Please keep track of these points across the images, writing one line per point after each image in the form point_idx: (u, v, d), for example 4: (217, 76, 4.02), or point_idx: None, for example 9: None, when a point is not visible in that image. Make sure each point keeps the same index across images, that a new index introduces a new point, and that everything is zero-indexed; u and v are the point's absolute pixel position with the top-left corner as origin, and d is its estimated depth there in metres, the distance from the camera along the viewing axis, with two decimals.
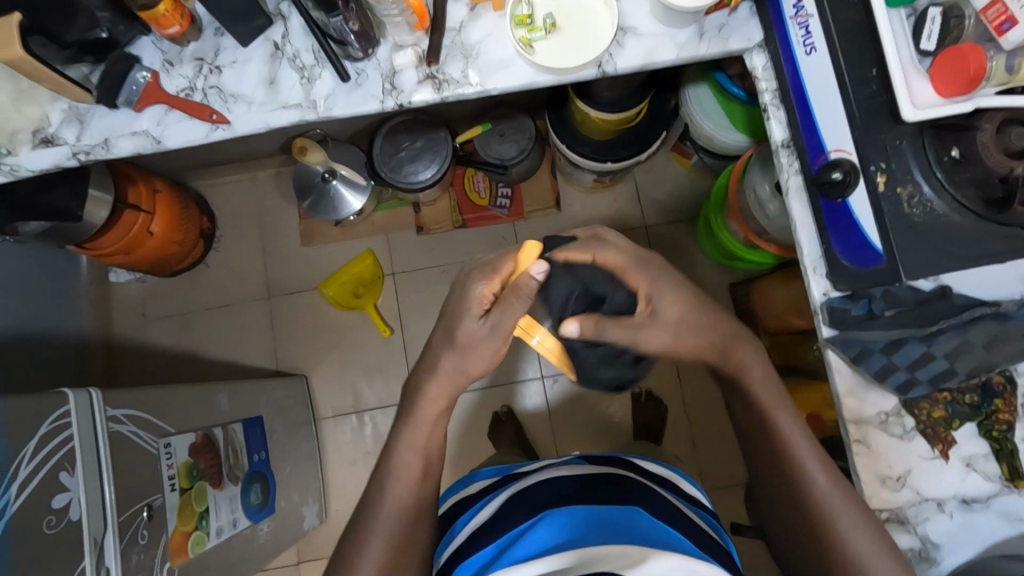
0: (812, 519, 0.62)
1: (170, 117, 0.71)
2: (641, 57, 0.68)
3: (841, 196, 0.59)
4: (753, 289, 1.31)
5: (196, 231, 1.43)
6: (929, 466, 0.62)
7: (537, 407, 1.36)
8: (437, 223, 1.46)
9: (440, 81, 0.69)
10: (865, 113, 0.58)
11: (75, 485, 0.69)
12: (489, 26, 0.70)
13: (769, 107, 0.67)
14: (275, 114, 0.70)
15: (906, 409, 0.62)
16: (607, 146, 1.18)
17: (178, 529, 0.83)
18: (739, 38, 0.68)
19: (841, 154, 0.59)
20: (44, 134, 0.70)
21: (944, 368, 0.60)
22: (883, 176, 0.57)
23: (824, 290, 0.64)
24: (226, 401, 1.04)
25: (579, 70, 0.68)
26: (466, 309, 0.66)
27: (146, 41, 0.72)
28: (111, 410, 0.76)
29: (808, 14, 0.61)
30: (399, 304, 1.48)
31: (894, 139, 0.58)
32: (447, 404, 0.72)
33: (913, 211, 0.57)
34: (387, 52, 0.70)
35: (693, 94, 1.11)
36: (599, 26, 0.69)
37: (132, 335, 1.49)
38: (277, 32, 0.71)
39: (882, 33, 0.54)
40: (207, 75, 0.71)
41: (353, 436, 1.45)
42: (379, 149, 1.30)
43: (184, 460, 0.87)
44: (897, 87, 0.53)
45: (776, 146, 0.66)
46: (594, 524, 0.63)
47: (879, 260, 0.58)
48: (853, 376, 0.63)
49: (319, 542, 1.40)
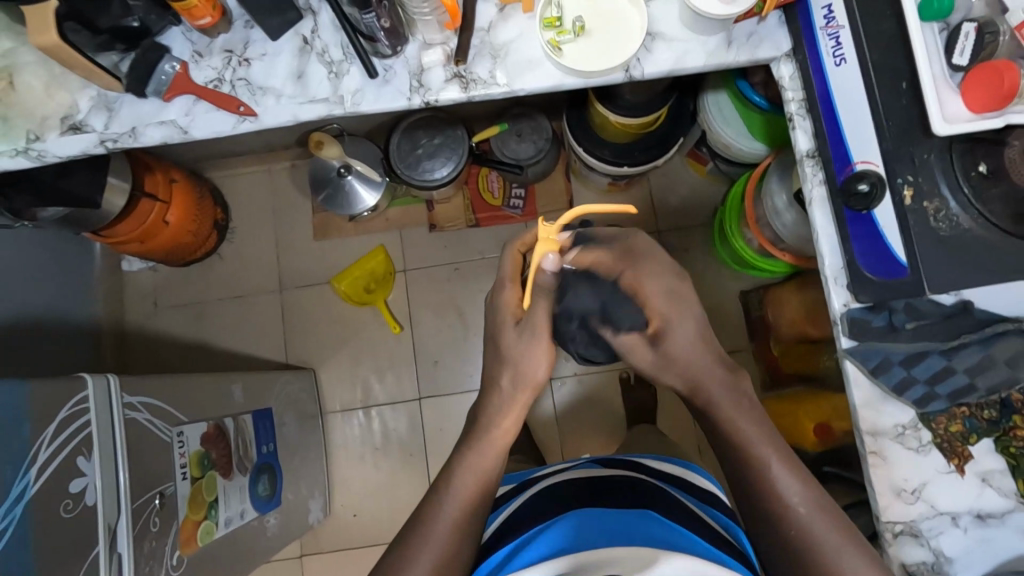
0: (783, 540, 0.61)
1: (198, 107, 0.71)
2: (670, 63, 0.69)
3: (868, 208, 0.59)
4: (766, 297, 1.31)
5: (210, 221, 1.43)
6: (945, 480, 0.62)
7: (545, 407, 1.36)
8: (450, 220, 1.47)
9: (467, 81, 0.70)
10: (894, 126, 0.58)
11: (91, 470, 0.69)
12: (518, 27, 0.70)
13: (795, 116, 0.66)
14: (303, 107, 0.71)
15: (923, 423, 0.62)
16: (626, 150, 1.17)
17: (188, 517, 0.84)
18: (767, 47, 0.68)
19: (867, 166, 0.59)
20: (72, 121, 0.70)
21: (963, 382, 0.60)
22: (910, 190, 0.58)
23: (844, 302, 0.63)
24: (240, 392, 1.05)
25: (606, 74, 0.68)
26: (500, 321, 0.66)
27: (176, 32, 0.72)
28: (128, 396, 0.77)
29: (839, 25, 0.61)
30: (409, 301, 1.49)
31: (924, 153, 0.58)
32: (487, 431, 0.69)
33: (940, 224, 0.58)
34: (415, 50, 0.70)
35: (712, 100, 1.12)
36: (628, 29, 0.69)
37: (144, 323, 1.49)
38: (307, 27, 0.72)
39: (915, 47, 0.53)
40: (235, 67, 0.71)
41: (360, 432, 1.45)
42: (397, 145, 1.30)
43: (195, 450, 0.88)
44: (930, 100, 0.53)
45: (800, 156, 0.65)
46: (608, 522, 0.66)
47: (903, 272, 0.59)
48: (870, 388, 0.63)
49: (323, 536, 1.40)
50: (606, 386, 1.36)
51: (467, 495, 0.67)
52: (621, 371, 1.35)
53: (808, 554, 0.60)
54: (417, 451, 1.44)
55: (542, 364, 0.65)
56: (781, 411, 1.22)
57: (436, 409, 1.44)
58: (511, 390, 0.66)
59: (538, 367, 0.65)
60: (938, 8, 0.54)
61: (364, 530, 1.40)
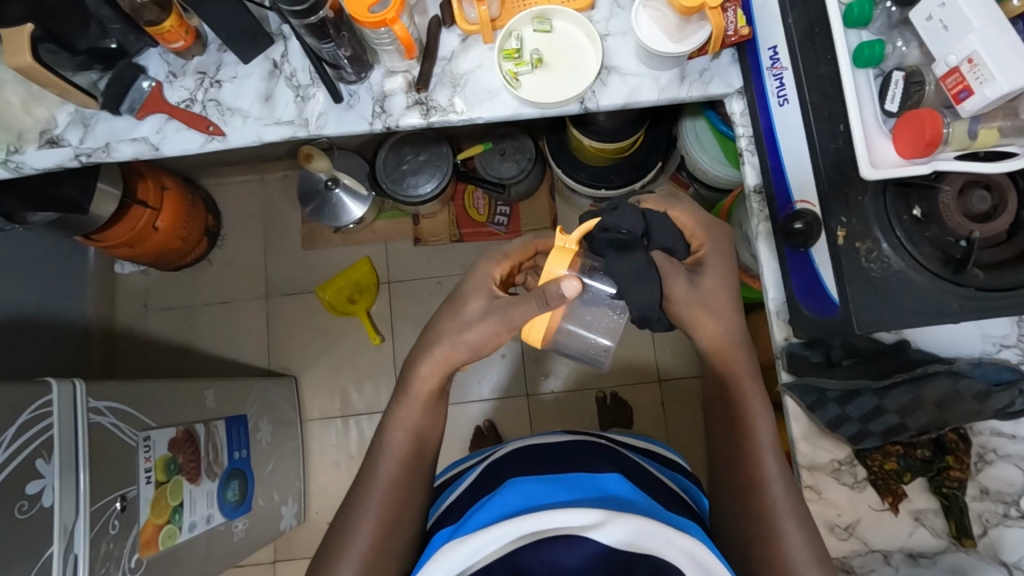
0: (757, 537, 0.59)
1: (169, 126, 0.74)
2: (623, 96, 0.70)
3: (805, 245, 0.61)
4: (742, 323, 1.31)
5: (201, 228, 1.47)
6: (876, 517, 0.63)
7: (519, 422, 1.37)
8: (434, 235, 1.49)
9: (428, 107, 0.72)
10: (830, 168, 0.59)
11: (50, 472, 0.72)
12: (479, 57, 0.72)
13: (744, 152, 0.70)
14: (268, 129, 0.73)
15: (859, 459, 0.63)
16: (603, 172, 1.20)
17: (150, 520, 0.86)
18: (719, 84, 0.70)
19: (805, 206, 0.62)
20: (50, 135, 0.74)
21: (894, 422, 0.60)
22: (844, 231, 0.58)
23: (785, 335, 0.67)
24: (213, 398, 1.07)
25: (561, 105, 0.70)
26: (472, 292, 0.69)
27: (153, 53, 0.75)
28: (94, 401, 0.79)
29: (783, 66, 0.62)
30: (391, 312, 1.51)
31: (858, 195, 0.58)
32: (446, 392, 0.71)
33: (871, 265, 0.58)
34: (379, 76, 0.73)
35: (690, 126, 1.11)
36: (584, 64, 0.71)
37: (133, 325, 1.52)
38: (277, 51, 0.74)
39: (847, 93, 0.55)
40: (207, 88, 0.74)
41: (338, 439, 1.47)
42: (383, 161, 1.32)
43: (162, 454, 0.90)
44: (859, 145, 0.54)
45: (748, 191, 0.70)
46: (562, 490, 0.64)
47: (835, 311, 0.60)
48: (807, 422, 0.64)
49: (296, 542, 1.42)
50: (583, 404, 1.37)
51: (409, 454, 0.67)
52: (599, 392, 1.37)
53: (769, 546, 0.58)
54: None
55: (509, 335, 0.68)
56: None
57: None
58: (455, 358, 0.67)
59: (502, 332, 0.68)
60: (870, 56, 0.55)
61: None
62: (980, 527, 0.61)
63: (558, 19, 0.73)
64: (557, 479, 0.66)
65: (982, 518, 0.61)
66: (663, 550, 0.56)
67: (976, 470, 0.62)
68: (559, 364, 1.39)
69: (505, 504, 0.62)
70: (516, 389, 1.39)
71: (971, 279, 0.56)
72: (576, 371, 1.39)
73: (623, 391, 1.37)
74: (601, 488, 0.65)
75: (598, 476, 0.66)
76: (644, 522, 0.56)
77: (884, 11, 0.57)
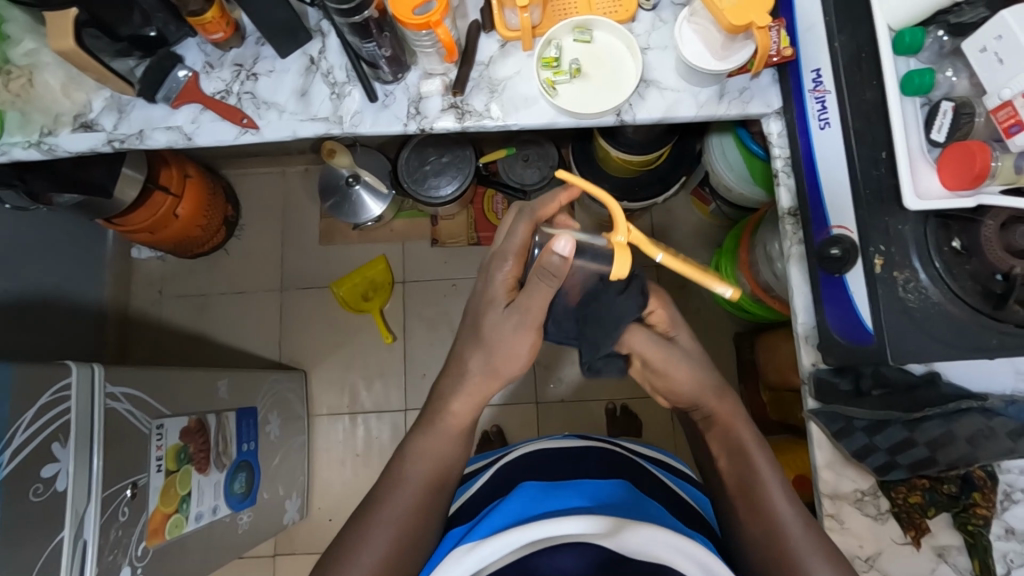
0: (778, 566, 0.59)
1: (204, 116, 0.74)
2: (660, 111, 0.70)
3: (840, 271, 0.60)
4: (757, 342, 1.31)
5: (220, 217, 1.47)
6: (898, 551, 0.62)
7: (527, 430, 1.36)
8: (453, 237, 1.49)
9: (463, 111, 0.72)
10: (869, 194, 0.58)
11: (66, 456, 0.71)
12: (517, 64, 0.72)
13: (780, 173, 0.69)
14: (303, 124, 0.73)
15: (883, 491, 0.62)
16: (627, 184, 1.20)
17: (158, 509, 0.85)
18: (758, 103, 0.69)
19: (842, 231, 0.61)
20: (85, 119, 0.74)
21: (922, 455, 0.60)
22: (881, 259, 0.57)
23: (812, 360, 0.65)
24: (225, 388, 1.07)
25: (597, 116, 0.70)
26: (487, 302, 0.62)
27: (192, 43, 0.75)
28: (111, 387, 0.79)
29: (825, 90, 0.62)
30: (405, 312, 1.51)
31: (898, 224, 0.58)
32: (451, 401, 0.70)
33: (908, 295, 0.57)
34: (416, 78, 0.73)
35: (717, 142, 1.10)
36: (622, 76, 0.71)
37: (147, 311, 1.53)
38: (315, 47, 0.74)
39: (894, 120, 0.54)
40: (244, 80, 0.74)
41: (345, 436, 1.47)
42: (405, 160, 1.32)
43: (174, 443, 0.90)
44: (904, 174, 0.54)
45: (781, 213, 0.68)
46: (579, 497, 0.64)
47: (869, 339, 0.59)
48: (831, 450, 0.64)
49: (297, 537, 1.42)
50: (592, 415, 1.36)
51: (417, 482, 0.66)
52: (609, 403, 1.36)
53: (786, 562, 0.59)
54: None
55: (518, 352, 0.62)
56: None
57: None
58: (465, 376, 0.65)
59: (515, 355, 0.62)
60: (920, 84, 0.54)
61: None
62: (1004, 566, 0.60)
63: (599, 30, 0.72)
64: (566, 487, 0.66)
65: (1007, 557, 0.61)
66: (668, 556, 0.55)
67: (1002, 508, 0.61)
68: (570, 373, 1.38)
69: (518, 510, 0.61)
70: (526, 396, 1.38)
71: (1012, 315, 0.55)
72: (587, 382, 1.38)
73: (634, 405, 1.36)
74: (607, 496, 0.65)
75: (605, 486, 0.67)
76: (655, 531, 0.55)
77: (936, 40, 0.57)
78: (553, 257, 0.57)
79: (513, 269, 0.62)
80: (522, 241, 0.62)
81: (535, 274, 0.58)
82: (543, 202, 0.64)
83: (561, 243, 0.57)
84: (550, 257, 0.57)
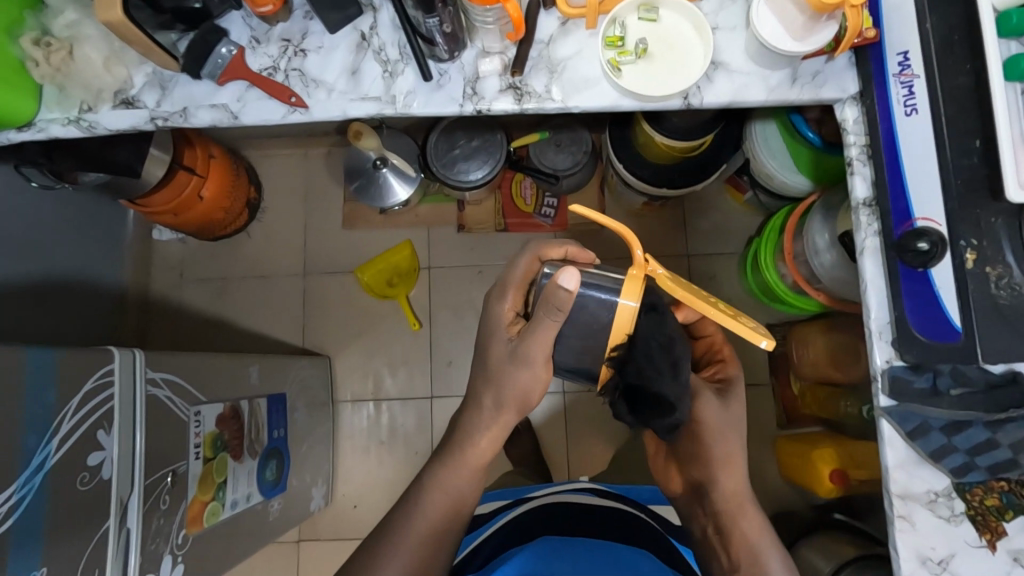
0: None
1: (250, 94, 0.71)
2: (729, 94, 0.67)
3: (925, 266, 0.57)
4: (790, 334, 1.29)
5: (243, 199, 1.44)
6: (972, 554, 0.60)
7: (555, 420, 1.35)
8: (479, 223, 1.47)
9: (522, 92, 0.69)
10: (962, 184, 0.56)
11: (110, 444, 0.69)
12: (579, 43, 0.69)
13: (854, 161, 0.65)
14: (354, 104, 0.70)
15: (958, 493, 0.60)
16: (665, 171, 1.17)
17: (197, 497, 0.84)
18: (833, 88, 0.66)
19: (927, 223, 0.58)
20: (125, 96, 0.71)
21: (1006, 457, 0.58)
22: (973, 253, 0.55)
23: (886, 358, 0.62)
24: (256, 374, 1.05)
25: (664, 99, 0.67)
26: (494, 335, 0.70)
27: (236, 16, 0.72)
28: (152, 372, 0.77)
29: (914, 74, 0.59)
30: (430, 299, 1.49)
31: (990, 216, 0.55)
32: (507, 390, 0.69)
33: (1000, 292, 0.55)
34: (472, 57, 0.70)
35: (760, 130, 1.06)
36: (691, 58, 0.68)
37: (167, 294, 1.50)
38: (366, 23, 0.71)
39: (998, 106, 0.51)
40: (291, 57, 0.71)
41: (369, 423, 1.45)
42: (434, 143, 1.28)
43: (211, 430, 0.88)
44: (1006, 164, 0.51)
45: (856, 203, 0.65)
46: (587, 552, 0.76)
47: (956, 337, 0.56)
48: (905, 450, 0.61)
49: (321, 524, 1.41)
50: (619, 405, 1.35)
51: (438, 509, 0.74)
52: None
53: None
54: (423, 448, 1.44)
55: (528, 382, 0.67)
56: (796, 451, 1.20)
57: (446, 409, 1.44)
58: (495, 409, 0.72)
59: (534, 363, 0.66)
60: None
61: (362, 523, 1.40)
62: None
63: (665, 9, 0.69)
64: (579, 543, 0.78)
65: None
66: None
67: None
68: None
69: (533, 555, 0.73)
70: (553, 385, 1.36)
71: None
72: None
73: None
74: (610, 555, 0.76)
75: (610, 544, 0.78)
76: None
77: None
78: (560, 290, 0.58)
79: (514, 302, 0.71)
80: (523, 274, 0.69)
81: (540, 307, 0.60)
82: (550, 245, 0.69)
83: (567, 278, 0.58)
84: (553, 292, 0.58)
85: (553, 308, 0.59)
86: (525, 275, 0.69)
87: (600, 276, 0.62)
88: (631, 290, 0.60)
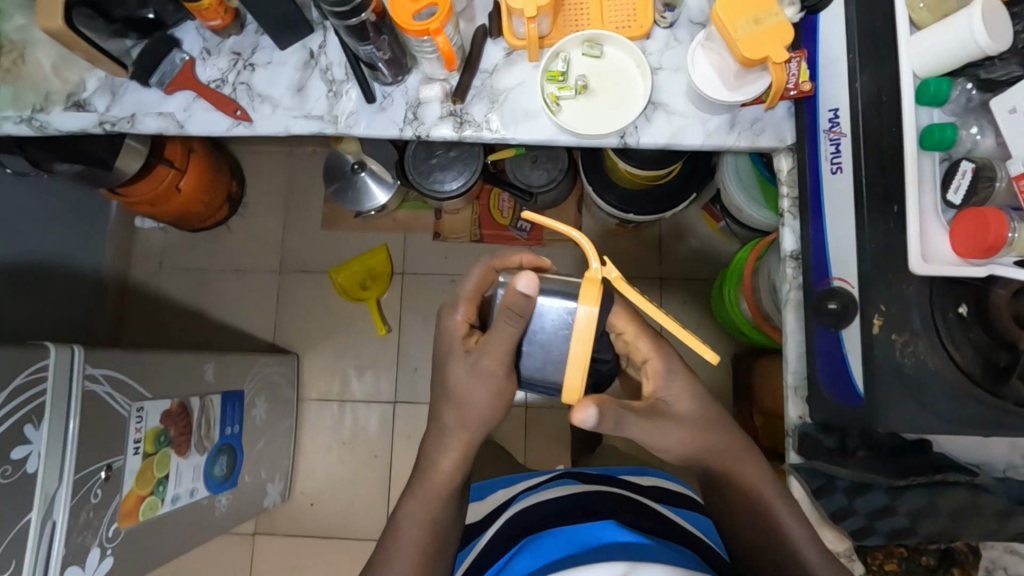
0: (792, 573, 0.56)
1: (197, 105, 0.72)
2: (667, 136, 0.67)
3: (835, 326, 0.58)
4: (755, 366, 1.28)
5: (224, 193, 1.46)
6: None
7: (514, 434, 1.35)
8: (455, 232, 1.47)
9: (462, 120, 0.69)
10: (877, 248, 0.55)
11: (37, 439, 0.72)
12: (522, 75, 0.69)
13: (786, 214, 0.66)
14: (297, 121, 0.71)
15: (859, 554, 0.61)
16: (634, 197, 1.16)
17: (133, 491, 0.85)
18: (769, 136, 0.66)
19: (842, 283, 0.58)
20: (76, 98, 0.72)
21: (902, 525, 0.58)
22: (881, 320, 0.54)
23: (799, 413, 0.63)
24: (212, 371, 1.07)
25: (600, 137, 0.67)
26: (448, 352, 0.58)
27: (190, 26, 0.73)
28: (91, 369, 0.79)
29: (841, 132, 0.58)
30: (401, 304, 1.49)
31: (902, 283, 0.54)
32: None
33: (904, 360, 0.53)
34: (416, 81, 0.70)
35: (731, 161, 1.05)
36: (631, 96, 0.68)
37: (146, 282, 1.53)
38: (315, 41, 0.72)
39: (909, 176, 0.51)
40: (240, 70, 0.72)
41: (333, 423, 1.47)
42: (412, 152, 1.28)
43: (153, 426, 0.89)
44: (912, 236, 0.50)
45: (784, 255, 0.66)
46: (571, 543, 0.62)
47: (858, 402, 0.56)
48: (810, 507, 0.61)
49: (279, 519, 1.43)
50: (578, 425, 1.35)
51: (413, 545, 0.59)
52: None
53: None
54: (383, 452, 1.45)
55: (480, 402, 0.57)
56: None
57: (409, 415, 1.45)
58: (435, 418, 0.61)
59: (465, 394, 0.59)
60: (940, 139, 0.51)
61: (318, 522, 1.42)
62: None
63: (609, 45, 0.69)
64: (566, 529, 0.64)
65: None
66: None
67: None
68: None
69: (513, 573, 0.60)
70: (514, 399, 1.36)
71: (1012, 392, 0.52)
72: None
73: None
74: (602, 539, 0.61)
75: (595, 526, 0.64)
76: None
77: (964, 92, 0.54)
78: (519, 295, 0.52)
79: (467, 313, 0.59)
80: (475, 285, 0.58)
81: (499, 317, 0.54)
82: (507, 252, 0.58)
83: (524, 282, 0.52)
84: (513, 299, 0.52)
85: (516, 317, 0.52)
86: (478, 285, 0.58)
87: (559, 280, 0.55)
88: (589, 294, 0.52)
